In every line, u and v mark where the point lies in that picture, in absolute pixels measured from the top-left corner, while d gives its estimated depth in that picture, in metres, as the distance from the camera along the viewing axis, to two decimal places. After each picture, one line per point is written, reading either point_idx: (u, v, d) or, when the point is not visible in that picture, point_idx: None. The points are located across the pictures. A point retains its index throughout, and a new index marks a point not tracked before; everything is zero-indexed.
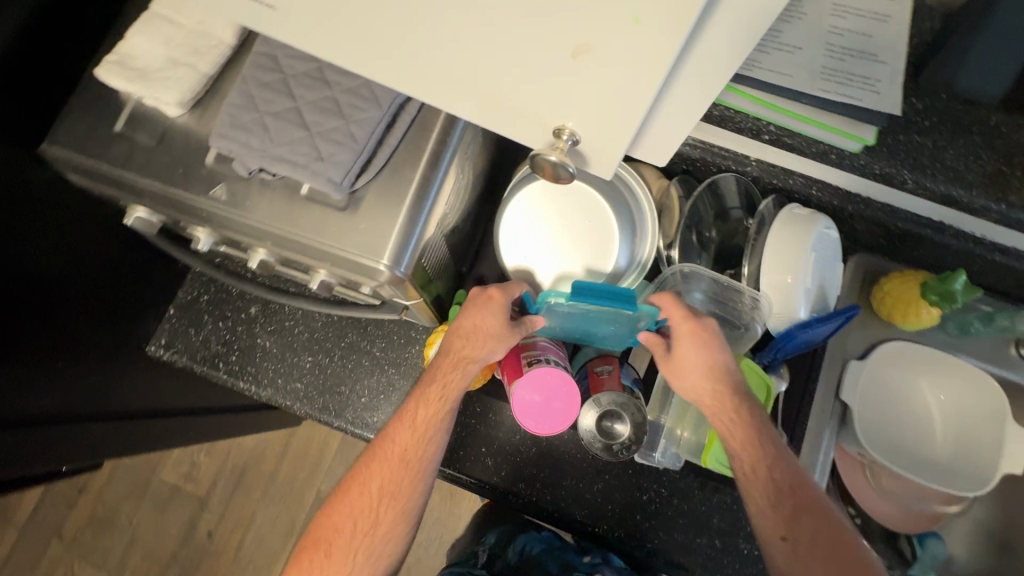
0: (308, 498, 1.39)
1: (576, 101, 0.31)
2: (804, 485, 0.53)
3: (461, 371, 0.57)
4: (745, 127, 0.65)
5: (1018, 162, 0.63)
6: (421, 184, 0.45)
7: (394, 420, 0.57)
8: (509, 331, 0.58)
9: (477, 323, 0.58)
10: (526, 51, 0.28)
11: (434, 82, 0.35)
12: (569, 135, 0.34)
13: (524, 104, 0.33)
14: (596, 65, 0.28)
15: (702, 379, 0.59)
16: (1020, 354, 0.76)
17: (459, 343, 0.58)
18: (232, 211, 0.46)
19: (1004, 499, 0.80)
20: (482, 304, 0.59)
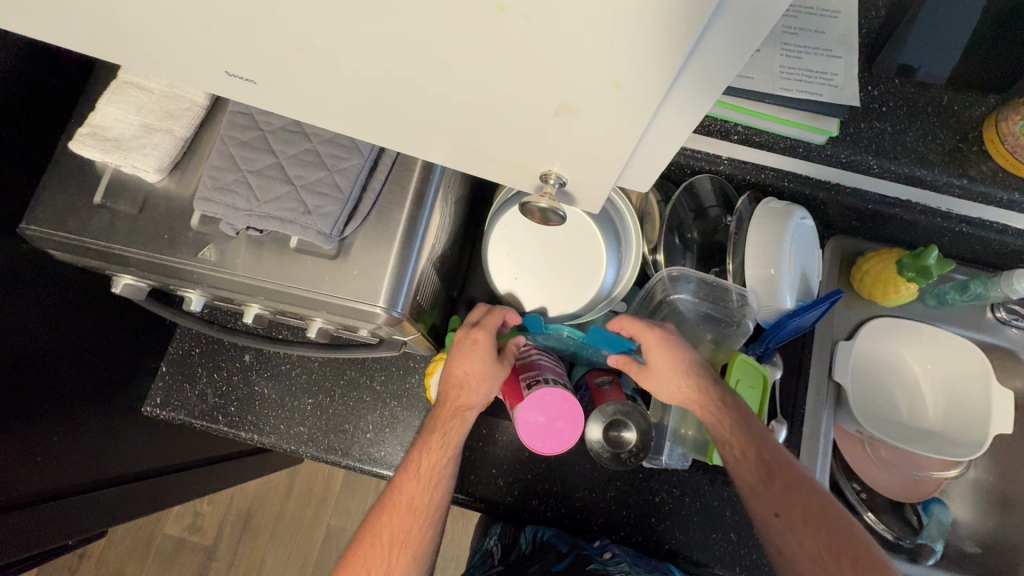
0: (319, 535, 1.38)
1: (558, 150, 0.32)
2: (788, 466, 0.55)
3: (461, 419, 0.59)
4: (714, 130, 0.67)
5: (974, 138, 0.66)
6: (409, 224, 0.46)
7: (399, 471, 0.58)
8: (501, 369, 0.60)
9: (470, 367, 0.59)
10: (507, 109, 0.29)
11: (416, 138, 0.35)
12: (556, 179, 0.36)
13: (507, 152, 0.34)
14: (578, 122, 0.29)
15: (680, 381, 0.60)
16: (997, 318, 0.80)
17: (455, 391, 0.60)
18: (224, 269, 0.46)
19: (999, 457, 0.83)
20: (469, 348, 0.59)
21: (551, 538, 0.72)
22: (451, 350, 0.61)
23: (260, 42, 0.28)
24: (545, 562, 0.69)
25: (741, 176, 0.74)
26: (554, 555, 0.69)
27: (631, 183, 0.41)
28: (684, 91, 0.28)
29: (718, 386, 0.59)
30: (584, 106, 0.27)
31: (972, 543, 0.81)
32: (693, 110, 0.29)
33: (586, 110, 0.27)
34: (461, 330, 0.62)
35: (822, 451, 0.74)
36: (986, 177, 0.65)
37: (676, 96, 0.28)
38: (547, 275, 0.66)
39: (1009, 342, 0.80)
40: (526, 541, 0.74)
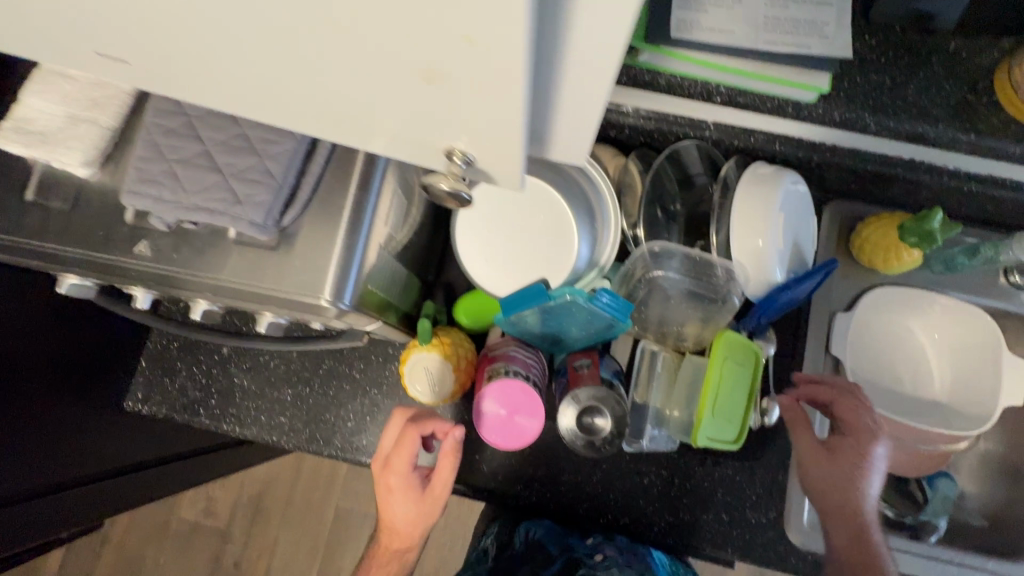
0: (328, 515, 1.50)
1: (457, 125, 0.29)
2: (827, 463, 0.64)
3: (399, 562, 0.66)
4: (695, 92, 0.62)
5: (984, 87, 0.60)
6: (355, 210, 0.44)
7: (363, 568, 0.69)
8: (421, 513, 0.62)
9: (400, 510, 0.63)
10: (383, 77, 0.26)
11: (316, 120, 0.32)
12: (462, 156, 0.32)
13: (410, 133, 0.31)
14: (454, 86, 0.25)
15: (857, 446, 0.64)
16: (1010, 283, 0.75)
17: (388, 539, 0.65)
18: (162, 265, 0.44)
19: (1010, 430, 0.79)
20: (388, 497, 0.63)
21: (542, 538, 0.77)
22: (377, 486, 0.63)
23: (116, 12, 0.25)
24: (536, 565, 0.73)
25: (728, 142, 0.69)
26: (544, 556, 0.74)
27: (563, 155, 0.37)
28: (579, 30, 0.24)
29: (845, 389, 0.67)
30: (451, 70, 0.24)
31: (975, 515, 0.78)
32: (599, 59, 0.25)
33: (456, 71, 0.24)
34: (379, 469, 0.63)
35: (816, 428, 0.72)
36: (996, 130, 0.60)
37: (574, 36, 0.24)
38: (518, 256, 0.61)
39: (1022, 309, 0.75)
40: (519, 539, 0.79)
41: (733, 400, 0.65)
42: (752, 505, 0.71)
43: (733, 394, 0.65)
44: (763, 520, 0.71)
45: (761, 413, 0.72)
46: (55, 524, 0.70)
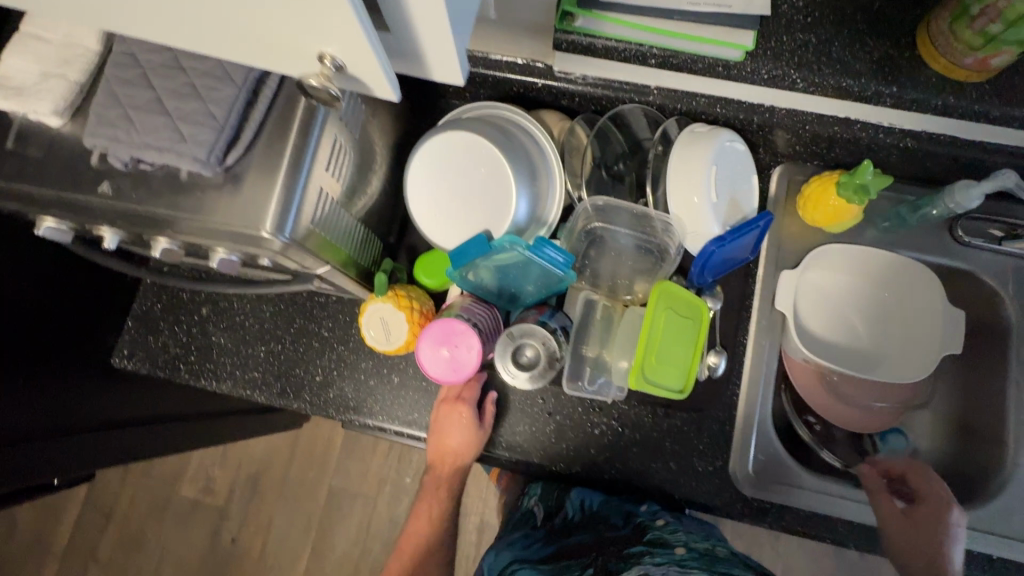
0: (321, 494, 1.53)
1: (309, 34, 0.30)
2: (909, 530, 0.69)
3: (456, 475, 0.78)
4: (631, 54, 0.65)
5: (906, 43, 0.63)
6: (293, 152, 0.48)
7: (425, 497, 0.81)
8: (479, 437, 0.74)
9: (457, 440, 0.74)
10: None
11: (196, 42, 0.34)
12: (331, 61, 0.31)
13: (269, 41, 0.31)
14: None
15: (933, 491, 0.72)
16: (959, 241, 0.75)
17: (447, 456, 0.76)
18: (122, 203, 0.49)
19: (964, 387, 0.80)
20: (451, 418, 0.73)
21: (600, 509, 0.77)
22: (438, 417, 0.75)
23: None
24: (599, 529, 0.73)
25: (672, 106, 0.73)
26: (608, 524, 0.73)
27: (447, 77, 0.37)
28: None
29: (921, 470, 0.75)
30: None
31: None
32: None
33: None
34: (444, 404, 0.74)
35: (761, 380, 0.75)
36: (918, 83, 0.62)
37: None
38: (461, 209, 0.65)
39: (970, 265, 0.76)
40: (572, 507, 0.81)
41: (677, 352, 0.68)
42: (699, 453, 0.74)
43: (676, 347, 0.68)
44: (710, 468, 0.74)
45: (708, 365, 0.74)
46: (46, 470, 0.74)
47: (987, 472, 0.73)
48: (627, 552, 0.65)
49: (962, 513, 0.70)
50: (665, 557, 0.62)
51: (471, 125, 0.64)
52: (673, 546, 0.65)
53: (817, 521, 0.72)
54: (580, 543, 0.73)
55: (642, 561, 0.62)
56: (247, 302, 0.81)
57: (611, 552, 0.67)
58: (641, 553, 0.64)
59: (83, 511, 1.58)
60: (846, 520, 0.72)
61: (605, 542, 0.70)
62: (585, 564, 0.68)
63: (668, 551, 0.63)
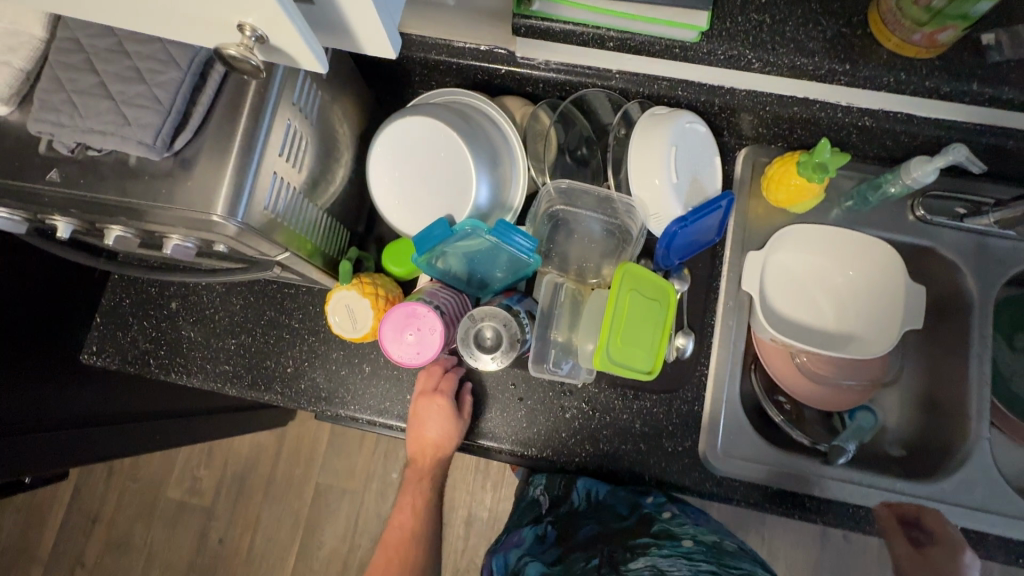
0: (308, 492, 1.53)
1: (225, 3, 0.30)
2: (924, 568, 0.62)
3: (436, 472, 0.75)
4: (589, 38, 0.65)
5: (859, 21, 0.64)
6: (244, 136, 0.48)
7: (401, 501, 0.77)
8: (458, 427, 0.72)
9: (436, 433, 0.72)
10: None
11: (125, 16, 0.34)
12: (252, 32, 0.32)
13: (188, 10, 0.31)
14: None
15: (939, 529, 0.65)
16: (918, 218, 0.76)
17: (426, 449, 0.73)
18: (72, 190, 0.49)
19: (931, 364, 0.81)
20: (429, 410, 0.71)
21: (607, 499, 0.76)
22: (416, 410, 0.72)
23: None
24: (606, 520, 0.74)
25: (634, 90, 0.73)
26: (614, 514, 0.74)
27: (378, 50, 0.38)
28: None
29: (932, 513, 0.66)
30: None
31: (898, 447, 0.81)
32: None
33: None
34: (422, 396, 0.72)
35: (729, 361, 0.75)
36: (871, 61, 0.63)
37: None
38: (422, 193, 0.66)
39: (934, 242, 0.77)
40: (578, 497, 0.78)
41: (642, 334, 0.68)
42: (669, 434, 0.74)
43: (644, 328, 0.68)
44: (680, 448, 0.74)
45: (677, 347, 0.75)
46: (24, 468, 0.73)
47: (952, 446, 0.74)
48: (633, 543, 0.69)
49: (927, 486, 0.71)
50: (672, 550, 0.65)
51: (432, 109, 0.64)
52: (679, 539, 0.68)
53: (786, 498, 0.73)
54: (588, 535, 0.73)
55: (649, 552, 0.66)
56: (217, 295, 0.80)
57: (618, 543, 0.69)
58: (646, 545, 0.67)
59: (68, 515, 1.56)
60: (814, 497, 0.72)
61: (613, 535, 0.71)
62: (591, 555, 0.69)
63: (675, 543, 0.67)
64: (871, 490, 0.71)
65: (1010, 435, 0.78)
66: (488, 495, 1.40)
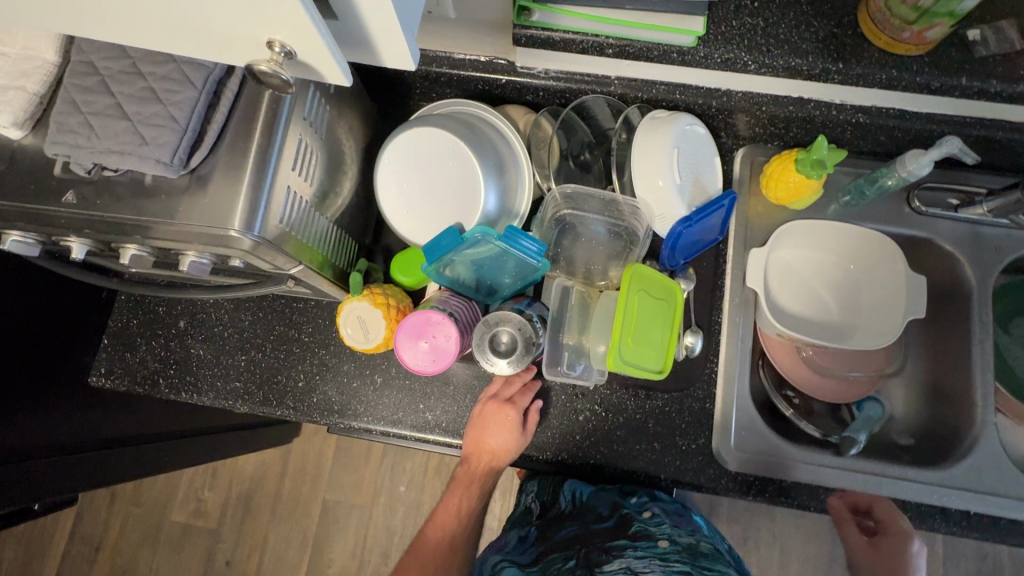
0: (315, 509, 1.52)
1: (253, 20, 0.31)
2: (871, 548, 0.76)
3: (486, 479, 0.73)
4: (588, 46, 0.67)
5: (849, 21, 0.66)
6: (260, 152, 0.49)
7: (442, 503, 0.75)
8: (521, 439, 0.72)
9: (498, 442, 0.71)
10: None
11: (149, 35, 0.35)
12: (281, 47, 0.33)
13: (216, 27, 0.32)
14: None
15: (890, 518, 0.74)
16: (915, 210, 0.78)
17: (483, 454, 0.72)
18: (88, 211, 0.49)
19: (934, 352, 0.82)
20: (496, 417, 0.71)
21: (590, 500, 0.79)
22: (480, 414, 0.72)
23: None
24: (586, 520, 0.75)
25: (633, 95, 0.75)
26: (595, 515, 0.76)
27: (397, 62, 0.39)
28: None
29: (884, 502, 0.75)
30: None
31: (905, 435, 0.82)
32: None
33: None
34: (492, 401, 0.72)
35: (738, 357, 0.76)
36: (863, 59, 0.65)
37: None
38: (431, 202, 0.66)
39: (931, 232, 0.78)
40: (565, 501, 0.82)
41: (653, 333, 0.68)
42: (682, 432, 0.75)
43: (654, 328, 0.69)
44: (694, 446, 0.74)
45: (685, 346, 0.76)
46: (35, 493, 0.73)
47: (960, 432, 0.75)
48: (611, 544, 0.70)
49: (938, 473, 0.72)
50: (647, 551, 0.67)
51: (439, 119, 0.65)
52: (656, 539, 0.70)
53: (800, 490, 0.74)
54: (566, 536, 0.75)
55: (625, 554, 0.67)
56: (225, 312, 0.80)
57: (595, 543, 0.71)
58: (622, 547, 0.69)
59: (70, 544, 1.54)
60: (827, 488, 0.73)
61: (592, 535, 0.73)
62: (569, 554, 0.71)
63: (650, 545, 0.68)
64: (883, 479, 0.72)
65: (1015, 419, 0.79)
66: (497, 504, 1.39)
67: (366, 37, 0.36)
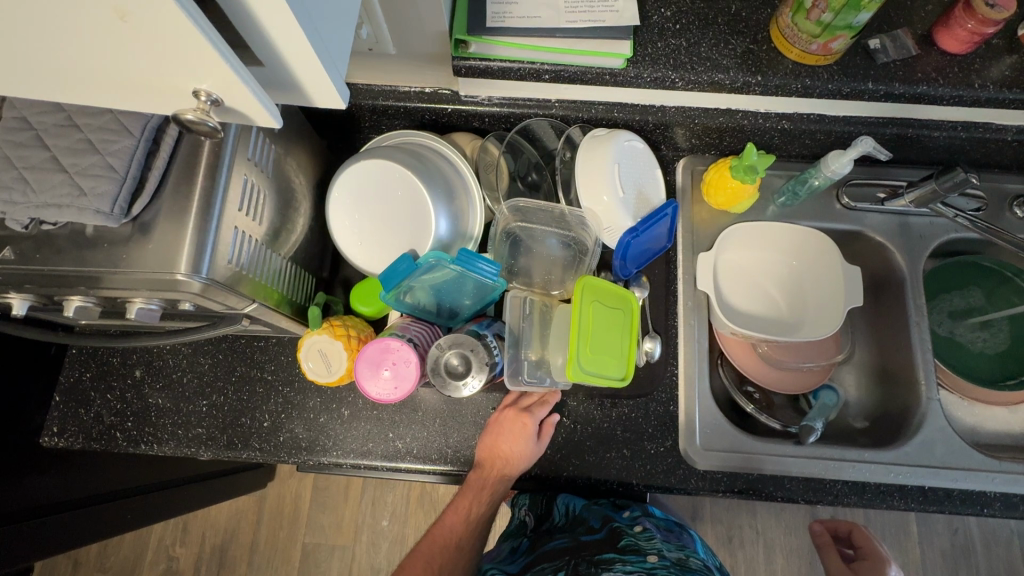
0: (295, 554, 1.46)
1: (177, 70, 0.32)
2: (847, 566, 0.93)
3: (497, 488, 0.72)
4: (525, 73, 0.70)
5: (763, 38, 0.71)
6: (204, 194, 0.49)
7: (449, 512, 0.73)
8: (535, 448, 0.72)
9: (515, 449, 0.71)
10: (76, 33, 0.29)
11: (77, 91, 0.36)
12: (206, 96, 0.34)
13: (145, 80, 0.33)
14: (146, 29, 0.28)
15: (864, 537, 0.98)
16: (844, 206, 0.84)
17: (497, 461, 0.71)
18: (28, 266, 0.49)
19: (880, 338, 0.86)
20: (515, 423, 0.72)
21: (583, 512, 0.79)
22: (497, 421, 0.73)
23: None
24: (576, 533, 0.75)
25: (574, 116, 0.78)
26: (586, 527, 0.76)
27: (326, 100, 0.40)
28: None
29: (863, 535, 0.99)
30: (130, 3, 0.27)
31: (861, 419, 0.86)
32: None
33: (136, 9, 0.27)
34: (510, 410, 0.73)
35: (696, 358, 0.79)
36: (778, 70, 0.70)
37: None
38: (383, 232, 0.67)
39: (862, 225, 0.84)
40: (559, 514, 0.82)
41: (612, 342, 0.71)
42: (650, 436, 0.76)
43: (612, 336, 0.71)
44: (663, 449, 0.76)
45: (646, 352, 0.78)
46: None
47: (909, 410, 0.79)
48: (600, 557, 0.68)
49: (891, 452, 0.76)
50: (635, 565, 0.65)
51: (388, 151, 0.67)
52: (645, 554, 0.68)
53: (766, 482, 0.76)
54: (555, 547, 0.74)
55: (613, 567, 0.65)
56: (183, 357, 0.79)
57: (584, 556, 0.70)
58: (611, 560, 0.67)
59: None
60: (792, 477, 0.75)
61: (581, 547, 0.72)
62: (558, 566, 0.70)
63: (639, 558, 0.67)
64: (842, 463, 0.75)
65: (958, 395, 0.84)
66: None
67: (293, 80, 0.38)
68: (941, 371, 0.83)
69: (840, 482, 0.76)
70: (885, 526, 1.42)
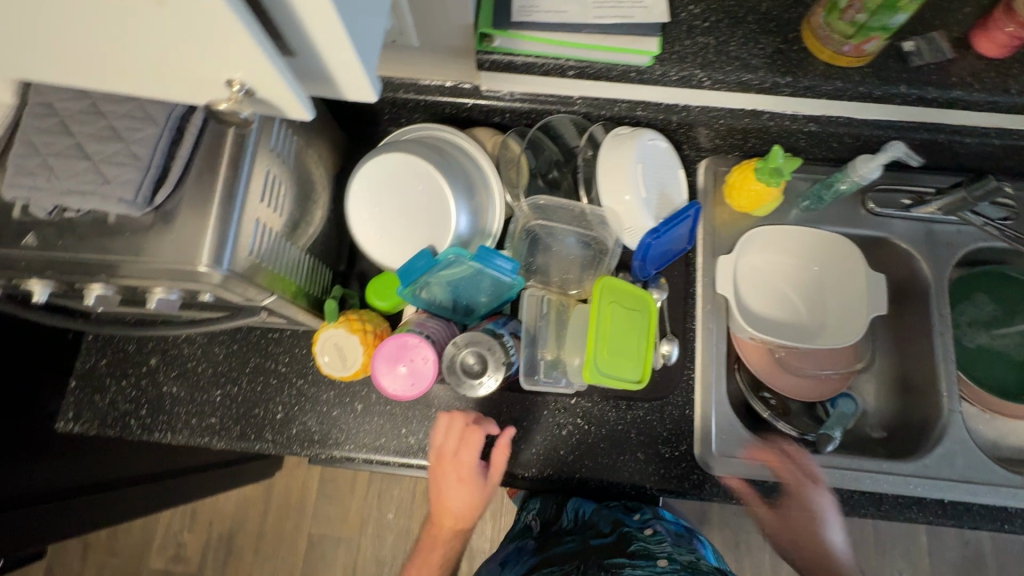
0: (301, 545, 1.47)
1: (211, 58, 0.31)
2: None
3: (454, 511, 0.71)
4: (550, 68, 0.69)
5: (794, 38, 0.70)
6: (226, 185, 0.49)
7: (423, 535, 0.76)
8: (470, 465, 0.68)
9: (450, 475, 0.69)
10: (112, 19, 0.28)
11: (108, 77, 0.35)
12: (239, 86, 0.34)
13: (177, 67, 0.33)
14: (183, 15, 0.28)
15: None
16: (870, 211, 0.82)
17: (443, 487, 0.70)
18: (51, 253, 0.49)
19: (901, 347, 0.85)
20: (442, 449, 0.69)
21: (591, 515, 0.78)
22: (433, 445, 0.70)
23: None
24: (585, 536, 0.74)
25: (596, 113, 0.77)
26: (594, 531, 0.75)
27: (356, 93, 0.40)
28: None
29: None
30: None
31: (879, 429, 0.84)
32: None
33: None
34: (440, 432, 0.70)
35: (714, 362, 0.78)
36: (808, 71, 0.68)
37: None
38: (403, 227, 0.67)
39: (887, 231, 0.82)
40: (567, 517, 0.81)
41: (629, 345, 0.70)
42: (665, 440, 0.75)
43: (629, 339, 0.70)
44: (677, 453, 0.75)
45: (662, 355, 0.77)
46: None
47: (930, 421, 0.78)
48: (610, 563, 0.68)
49: (911, 464, 0.74)
50: (644, 570, 0.64)
51: (409, 145, 0.66)
52: (655, 558, 0.67)
53: (782, 490, 0.75)
54: (564, 551, 0.73)
55: (624, 572, 0.65)
56: (198, 347, 0.79)
57: (594, 560, 0.69)
58: (621, 565, 0.66)
59: None
60: None
61: (590, 551, 0.71)
62: (567, 571, 0.69)
63: (649, 563, 0.66)
64: (860, 474, 0.73)
65: (980, 407, 0.82)
66: (489, 525, 1.37)
67: (324, 71, 0.37)
68: (963, 382, 0.81)
69: (857, 493, 0.74)
70: (895, 536, 1.40)
